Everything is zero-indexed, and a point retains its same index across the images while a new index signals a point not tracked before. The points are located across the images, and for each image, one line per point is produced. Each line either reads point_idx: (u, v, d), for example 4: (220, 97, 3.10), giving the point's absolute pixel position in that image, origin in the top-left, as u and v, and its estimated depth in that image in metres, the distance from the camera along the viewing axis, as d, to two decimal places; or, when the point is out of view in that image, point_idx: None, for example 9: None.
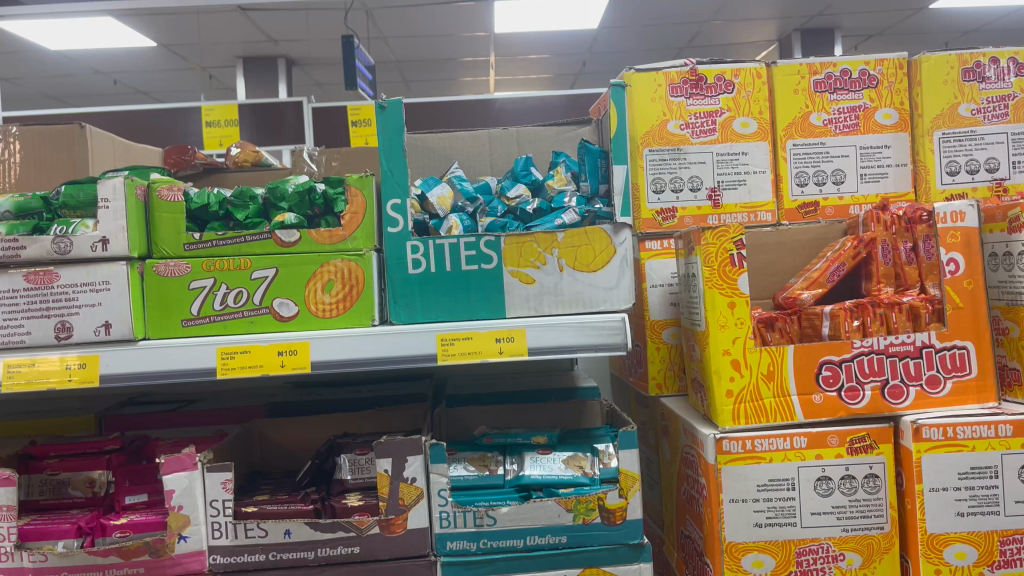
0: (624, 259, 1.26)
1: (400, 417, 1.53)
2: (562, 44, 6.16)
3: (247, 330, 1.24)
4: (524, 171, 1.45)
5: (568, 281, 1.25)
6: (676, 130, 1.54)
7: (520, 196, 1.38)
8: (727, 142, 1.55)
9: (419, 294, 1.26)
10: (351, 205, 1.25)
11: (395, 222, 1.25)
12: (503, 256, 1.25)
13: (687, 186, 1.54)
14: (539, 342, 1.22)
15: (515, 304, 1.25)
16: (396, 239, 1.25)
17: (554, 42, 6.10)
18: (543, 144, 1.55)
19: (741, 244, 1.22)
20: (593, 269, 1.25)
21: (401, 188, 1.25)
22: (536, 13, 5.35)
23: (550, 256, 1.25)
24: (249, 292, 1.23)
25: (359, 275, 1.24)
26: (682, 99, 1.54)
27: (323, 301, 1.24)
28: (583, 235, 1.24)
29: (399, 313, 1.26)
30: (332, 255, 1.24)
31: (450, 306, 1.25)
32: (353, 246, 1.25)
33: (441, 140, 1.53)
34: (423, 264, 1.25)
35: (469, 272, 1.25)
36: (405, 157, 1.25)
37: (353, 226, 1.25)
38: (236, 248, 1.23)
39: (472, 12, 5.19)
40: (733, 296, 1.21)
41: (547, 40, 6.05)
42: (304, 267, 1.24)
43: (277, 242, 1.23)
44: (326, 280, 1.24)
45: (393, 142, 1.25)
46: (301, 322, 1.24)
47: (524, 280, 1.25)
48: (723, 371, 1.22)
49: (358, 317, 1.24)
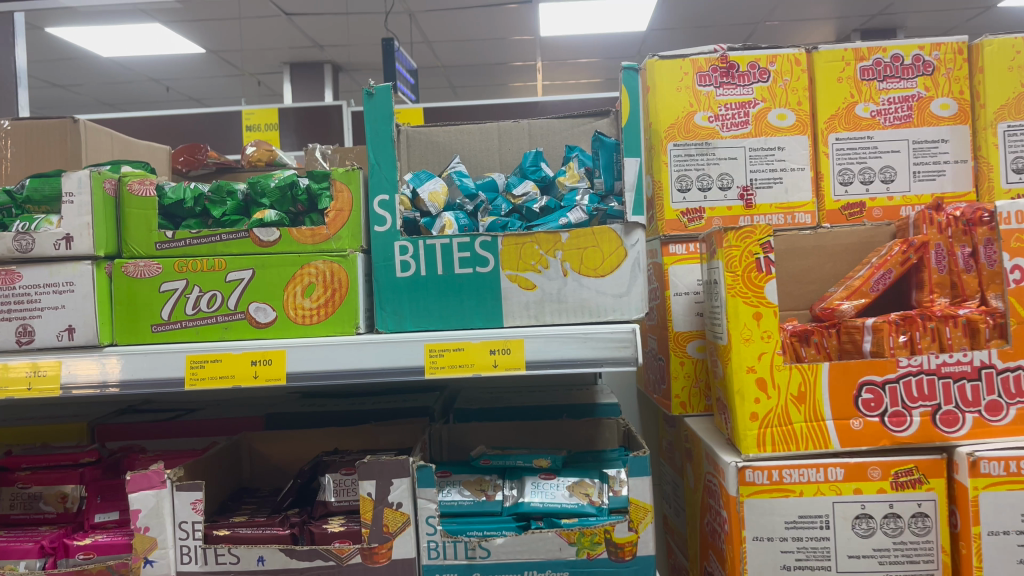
0: (637, 264, 1.12)
1: (400, 432, 1.41)
2: (610, 47, 6.02)
3: (222, 337, 1.14)
4: (533, 167, 1.32)
5: (573, 287, 1.12)
6: (704, 122, 1.39)
7: (526, 193, 1.26)
8: (762, 136, 1.40)
9: (408, 300, 1.14)
10: (336, 201, 1.15)
11: (382, 220, 1.14)
12: (501, 258, 1.12)
13: (716, 185, 1.40)
14: (538, 355, 1.08)
15: (514, 312, 1.13)
16: (383, 239, 1.14)
17: (603, 46, 5.97)
18: (556, 138, 1.40)
19: (769, 247, 1.07)
20: (601, 274, 1.12)
21: (390, 183, 1.14)
22: (583, 16, 5.23)
23: (553, 258, 1.12)
24: (224, 296, 1.13)
25: (342, 277, 1.13)
26: (710, 89, 1.40)
27: (304, 307, 1.14)
28: (589, 236, 1.11)
29: (387, 320, 1.14)
30: (313, 256, 1.13)
31: (442, 313, 1.13)
32: (337, 247, 1.13)
33: (447, 134, 1.41)
34: (412, 266, 1.14)
35: (463, 276, 1.13)
36: (395, 149, 1.14)
37: (337, 224, 1.14)
38: (210, 248, 1.13)
39: (518, 15, 5.09)
40: (759, 306, 1.07)
41: (595, 44, 5.92)
42: (283, 268, 1.13)
43: (255, 241, 1.13)
44: (307, 283, 1.14)
45: (382, 132, 1.14)
46: (278, 329, 1.14)
47: (525, 286, 1.12)
48: (747, 391, 1.07)
49: (341, 324, 1.13)
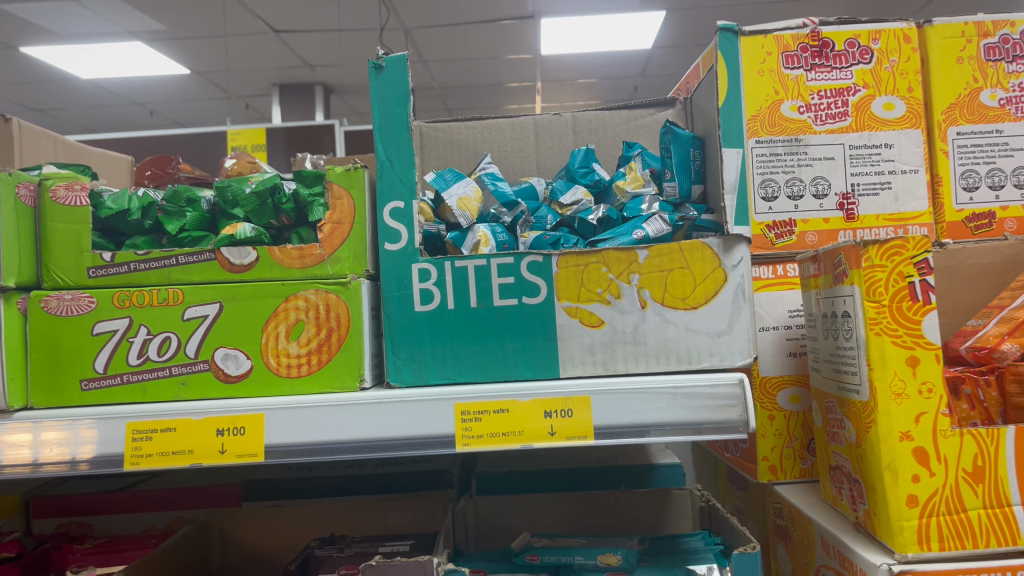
0: (740, 291, 0.83)
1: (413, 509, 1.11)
2: (613, 68, 5.78)
3: (178, 397, 0.83)
4: (585, 168, 1.05)
5: (654, 323, 0.83)
6: (793, 113, 1.11)
7: (578, 201, 1.00)
8: (864, 131, 1.11)
9: (430, 343, 0.84)
10: (333, 210, 0.86)
11: (395, 235, 0.85)
12: (556, 285, 0.83)
13: (808, 192, 1.11)
14: (611, 419, 0.80)
15: (573, 359, 0.83)
16: (396, 260, 0.85)
17: (606, 66, 5.73)
18: (607, 135, 1.13)
19: (928, 267, 0.79)
20: (692, 305, 0.83)
21: (406, 188, 0.85)
22: (586, 36, 4.97)
23: (628, 285, 0.82)
24: (181, 341, 0.83)
25: (341, 313, 0.84)
26: (800, 72, 1.12)
27: (290, 354, 0.84)
28: (677, 255, 0.82)
29: (401, 371, 0.85)
30: (301, 284, 0.84)
31: (476, 361, 0.84)
32: (334, 272, 0.85)
33: (471, 130, 1.13)
34: (435, 297, 0.84)
35: (504, 309, 0.84)
36: (412, 141, 0.85)
37: (334, 242, 0.85)
38: (164, 274, 0.84)
39: (517, 32, 4.83)
40: (915, 347, 0.78)
41: (597, 64, 5.67)
42: (261, 302, 0.83)
43: (224, 264, 0.85)
44: (294, 322, 0.84)
45: (394, 117, 0.85)
46: (254, 384, 0.84)
47: (590, 323, 0.83)
48: (903, 466, 0.78)
49: (339, 377, 0.83)
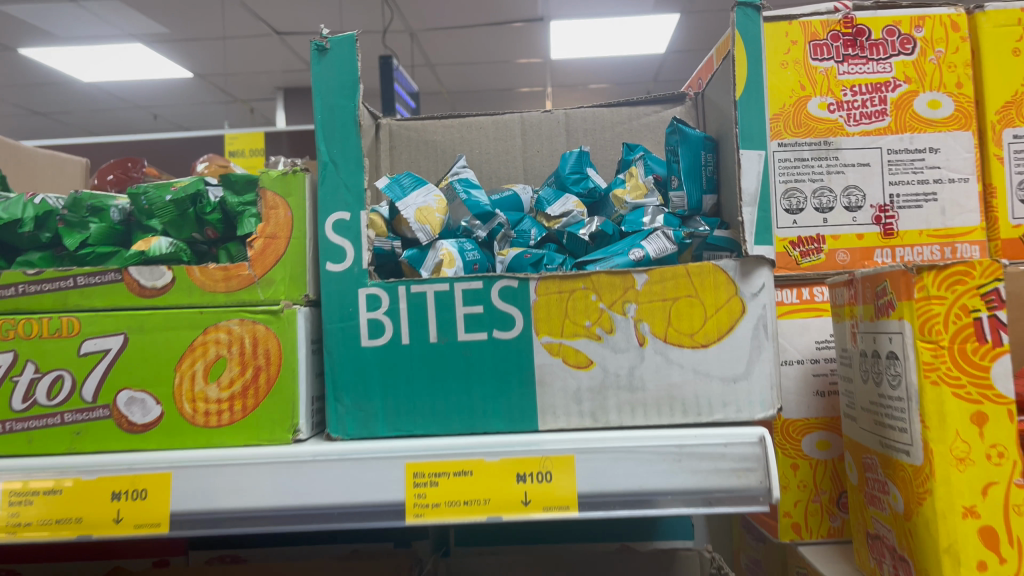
0: (761, 325, 0.67)
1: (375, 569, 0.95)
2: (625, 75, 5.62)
3: (71, 450, 0.68)
4: (576, 173, 0.89)
5: (655, 364, 0.67)
6: (821, 112, 0.96)
7: (568, 212, 0.84)
8: (906, 133, 0.96)
9: (380, 386, 0.69)
10: (266, 222, 0.71)
11: (338, 253, 0.69)
12: (534, 315, 0.68)
13: (839, 203, 0.95)
14: (600, 484, 0.64)
15: (554, 408, 0.68)
16: (340, 284, 0.69)
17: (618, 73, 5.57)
18: (606, 135, 0.98)
19: (999, 301, 0.63)
20: (702, 343, 0.67)
21: (352, 196, 0.69)
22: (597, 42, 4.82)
23: (622, 317, 0.67)
24: (76, 381, 0.68)
25: (270, 348, 0.68)
26: (829, 64, 0.96)
27: (208, 398, 0.68)
28: (682, 281, 0.67)
29: (344, 421, 0.69)
30: (223, 313, 0.69)
31: (435, 409, 0.68)
32: (265, 298, 0.69)
33: (449, 130, 0.99)
34: (386, 330, 0.69)
35: (470, 346, 0.68)
36: (361, 138, 0.70)
37: (267, 264, 0.70)
38: (58, 298, 0.69)
39: (526, 36, 4.68)
40: (982, 401, 0.64)
41: (609, 71, 5.51)
42: (173, 333, 0.68)
43: (131, 286, 0.69)
44: (213, 360, 0.68)
45: (340, 110, 0.70)
46: (165, 434, 0.68)
47: (576, 364, 0.67)
48: (967, 550, 0.62)
49: (268, 427, 0.68)
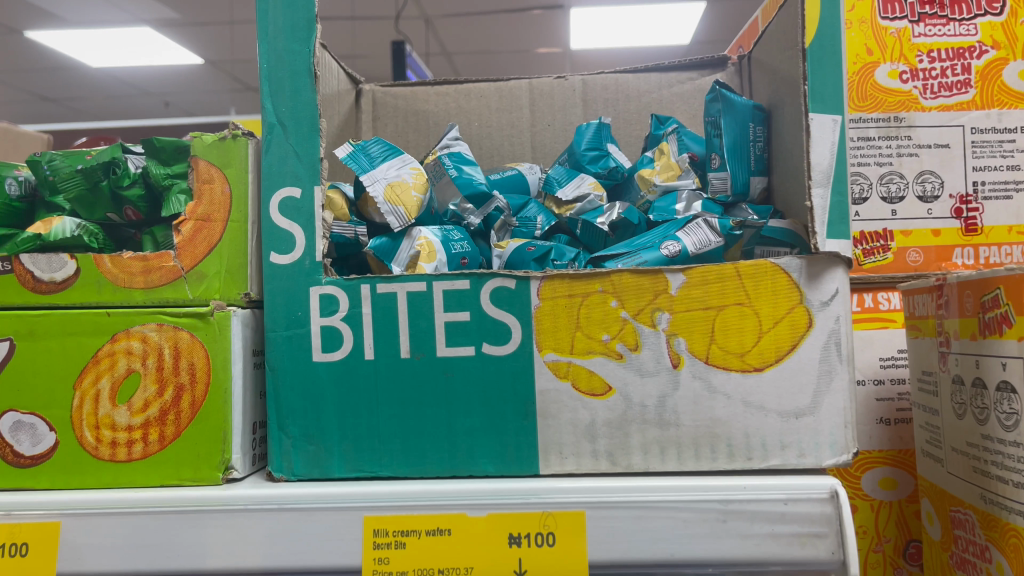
0: (833, 344, 0.51)
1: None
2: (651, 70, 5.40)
3: None
4: (595, 150, 0.73)
5: (692, 393, 0.51)
6: (892, 81, 0.79)
7: (583, 197, 0.68)
8: (995, 108, 0.79)
9: (337, 415, 0.53)
10: (198, 200, 0.56)
11: (286, 242, 0.54)
12: (536, 326, 0.52)
13: (911, 192, 0.79)
14: (619, 550, 0.49)
15: (561, 447, 0.52)
16: (286, 281, 0.54)
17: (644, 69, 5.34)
18: (632, 106, 0.82)
19: None
20: (755, 366, 0.51)
21: (304, 168, 0.54)
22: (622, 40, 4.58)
23: (652, 330, 0.51)
24: None
25: (196, 362, 0.53)
26: (902, 23, 0.80)
27: (116, 424, 0.53)
28: (730, 284, 0.51)
29: (291, 457, 0.54)
30: (138, 315, 0.54)
31: (406, 445, 0.53)
32: (194, 296, 0.55)
33: (445, 99, 0.83)
34: (345, 341, 0.53)
35: (453, 364, 0.53)
36: (317, 94, 0.55)
37: (197, 253, 0.55)
38: None
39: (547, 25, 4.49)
40: None
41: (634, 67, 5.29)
42: (73, 341, 0.53)
43: (24, 278, 0.55)
44: (123, 376, 0.53)
45: (290, 57, 0.54)
46: (60, 470, 0.53)
47: (590, 390, 0.52)
48: None
49: (191, 463, 0.53)
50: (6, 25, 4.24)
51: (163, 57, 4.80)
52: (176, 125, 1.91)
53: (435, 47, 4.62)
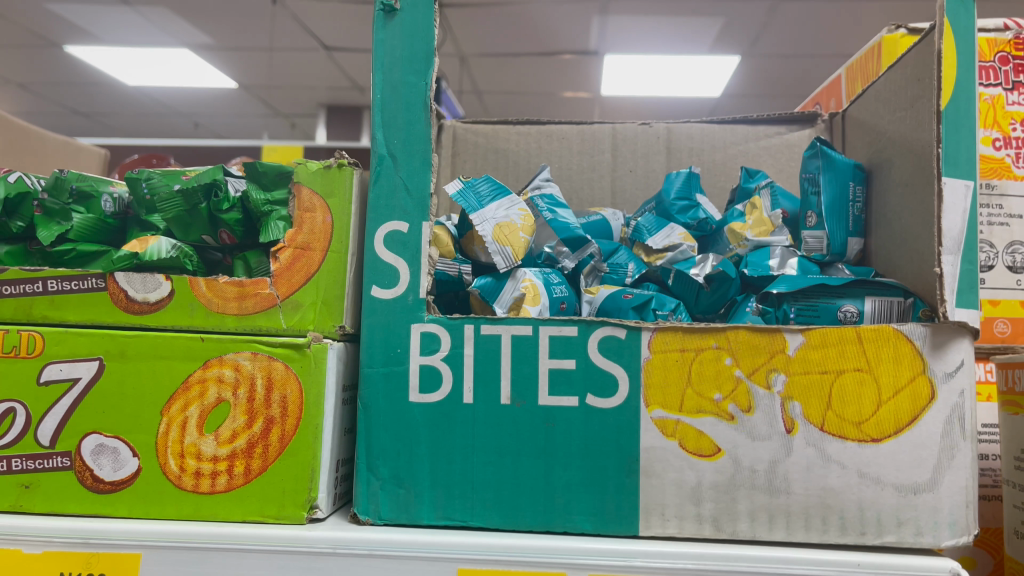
0: (957, 418, 0.49)
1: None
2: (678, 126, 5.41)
3: (16, 507, 0.52)
4: (684, 200, 0.72)
5: (806, 461, 0.49)
6: (985, 148, 0.78)
7: (674, 246, 0.67)
8: None
9: (428, 459, 0.51)
10: (298, 228, 0.54)
11: (388, 276, 0.53)
12: (644, 379, 0.50)
13: (1001, 261, 0.77)
14: None
15: (664, 508, 0.50)
16: (386, 316, 0.52)
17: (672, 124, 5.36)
18: (716, 157, 0.80)
19: None
20: (872, 436, 0.49)
21: (411, 200, 0.53)
22: (654, 92, 4.60)
23: (765, 391, 0.49)
24: (31, 417, 0.52)
25: (288, 395, 0.51)
26: (998, 90, 0.79)
27: (201, 454, 0.51)
28: (848, 348, 0.49)
29: (378, 500, 0.52)
30: (231, 341, 0.52)
31: (501, 495, 0.51)
32: (289, 326, 0.53)
33: (527, 139, 0.83)
34: (443, 382, 0.51)
35: (555, 415, 0.51)
36: (430, 128, 0.53)
37: (294, 282, 0.53)
38: (24, 306, 0.54)
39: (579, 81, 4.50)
40: None
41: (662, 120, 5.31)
42: (164, 364, 0.52)
43: (118, 297, 0.53)
44: (212, 405, 0.51)
45: (406, 89, 0.53)
46: (138, 498, 0.51)
47: (698, 451, 0.49)
48: None
49: (275, 500, 0.51)
50: (49, 41, 4.30)
51: (198, 79, 4.84)
52: (215, 149, 1.90)
53: (469, 86, 4.64)
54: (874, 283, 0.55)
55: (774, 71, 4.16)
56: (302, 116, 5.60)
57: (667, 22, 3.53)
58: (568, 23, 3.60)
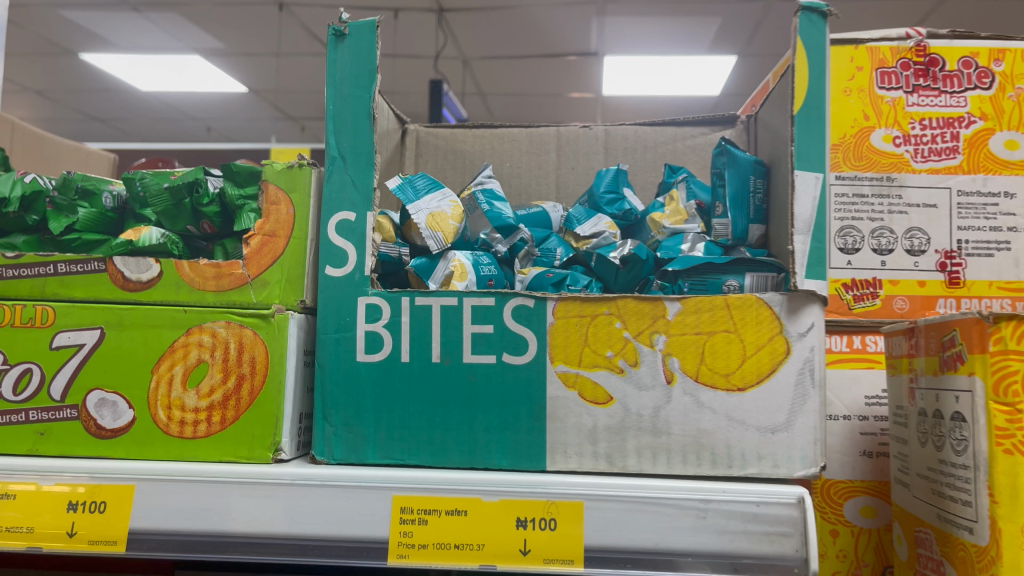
0: (807, 370, 0.59)
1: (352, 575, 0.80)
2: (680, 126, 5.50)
3: (33, 451, 0.63)
4: (612, 194, 0.82)
5: (682, 407, 0.59)
6: (885, 145, 0.88)
7: (599, 233, 0.78)
8: (979, 174, 0.87)
9: (372, 408, 0.62)
10: (266, 218, 0.65)
11: (340, 258, 0.63)
12: (550, 340, 0.61)
13: (900, 246, 0.86)
14: (610, 537, 0.56)
15: (567, 447, 0.60)
16: (338, 290, 0.63)
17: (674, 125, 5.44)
18: (649, 155, 0.91)
19: None
20: (739, 385, 0.59)
21: (359, 194, 0.63)
22: (654, 92, 4.69)
23: (649, 349, 0.59)
24: (45, 376, 0.62)
25: (257, 356, 0.62)
26: (897, 94, 0.89)
27: (185, 406, 0.62)
28: (720, 313, 0.59)
29: (332, 443, 0.62)
30: (210, 313, 0.63)
31: (433, 438, 0.61)
32: (257, 301, 0.63)
33: (481, 141, 0.93)
34: (385, 345, 0.62)
35: (477, 370, 0.61)
36: (374, 134, 0.64)
37: (262, 262, 0.64)
38: (37, 285, 0.64)
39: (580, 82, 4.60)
40: None
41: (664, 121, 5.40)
42: (155, 332, 0.62)
43: (115, 278, 0.64)
44: (194, 365, 0.62)
45: (354, 101, 0.64)
46: (134, 443, 0.62)
47: (594, 399, 0.60)
48: None
49: (247, 443, 0.61)
50: (64, 48, 4.43)
51: (209, 84, 4.98)
52: (222, 152, 2.02)
53: (473, 88, 4.75)
54: (755, 262, 0.66)
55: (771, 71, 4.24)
56: (312, 119, 5.73)
57: (662, 22, 3.62)
58: (565, 24, 3.69)
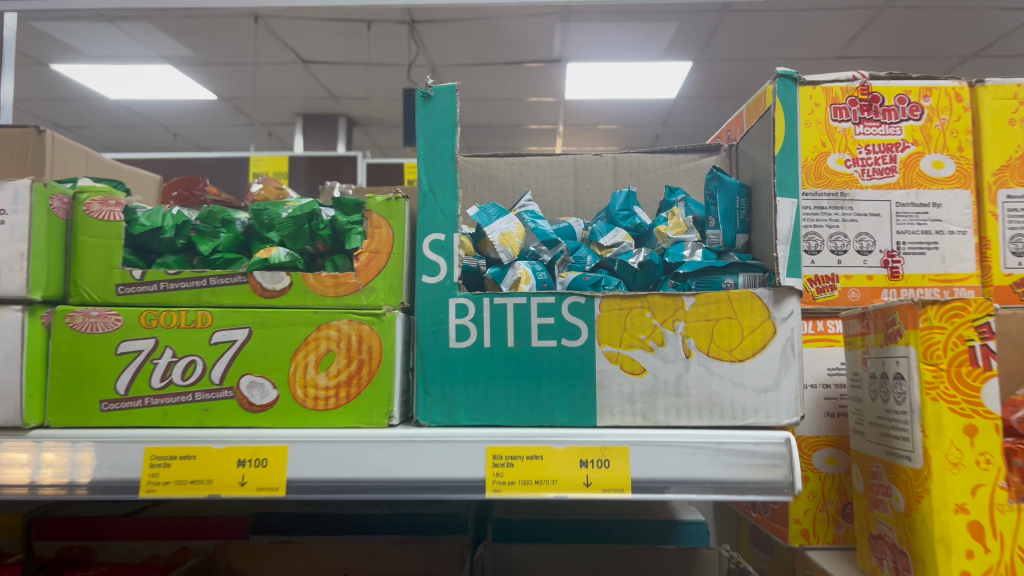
0: (789, 345, 0.79)
1: None
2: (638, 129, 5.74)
3: (199, 423, 0.80)
4: (625, 211, 1.03)
5: (698, 374, 0.79)
6: (839, 166, 1.09)
7: (618, 243, 0.97)
8: (912, 188, 1.09)
9: (463, 382, 0.81)
10: (371, 239, 0.83)
11: (433, 268, 0.82)
12: (597, 327, 0.80)
13: (852, 247, 1.08)
14: (649, 471, 0.76)
15: (612, 407, 0.80)
16: (433, 293, 0.82)
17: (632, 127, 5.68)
18: (649, 177, 1.11)
19: (989, 332, 0.77)
20: (739, 357, 0.79)
21: (446, 220, 0.82)
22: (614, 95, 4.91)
23: (672, 332, 0.79)
24: (207, 365, 0.80)
25: (373, 346, 0.80)
26: (847, 125, 1.10)
27: (318, 385, 0.81)
28: (723, 303, 0.80)
29: (431, 410, 0.81)
30: (334, 314, 0.81)
31: (510, 403, 0.80)
32: (368, 302, 0.81)
33: (510, 168, 1.13)
34: (471, 334, 0.81)
35: (542, 351, 0.81)
36: (456, 173, 0.83)
37: (370, 272, 0.82)
38: (193, 294, 0.82)
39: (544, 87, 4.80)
40: (973, 415, 0.78)
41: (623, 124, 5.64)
42: (292, 329, 0.81)
43: (256, 289, 0.82)
44: (324, 353, 0.81)
45: (439, 148, 0.83)
46: (279, 415, 0.80)
47: (632, 371, 0.80)
48: (957, 541, 0.76)
49: (368, 413, 0.80)
50: (37, 58, 4.50)
51: (180, 92, 5.07)
52: None
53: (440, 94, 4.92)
54: (745, 266, 0.86)
55: (725, 77, 4.50)
56: (280, 125, 5.84)
57: (625, 29, 3.83)
58: (532, 33, 3.89)
